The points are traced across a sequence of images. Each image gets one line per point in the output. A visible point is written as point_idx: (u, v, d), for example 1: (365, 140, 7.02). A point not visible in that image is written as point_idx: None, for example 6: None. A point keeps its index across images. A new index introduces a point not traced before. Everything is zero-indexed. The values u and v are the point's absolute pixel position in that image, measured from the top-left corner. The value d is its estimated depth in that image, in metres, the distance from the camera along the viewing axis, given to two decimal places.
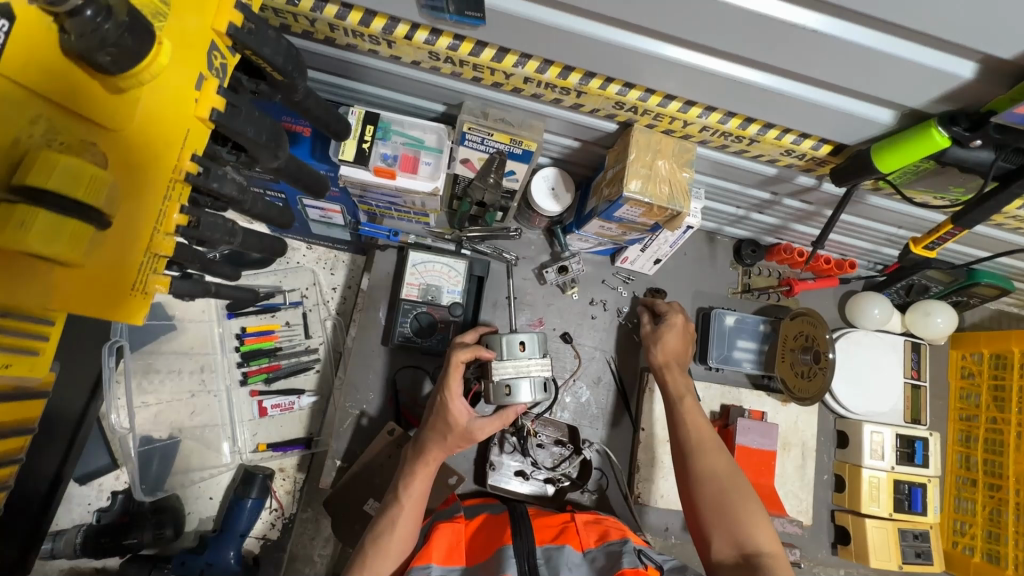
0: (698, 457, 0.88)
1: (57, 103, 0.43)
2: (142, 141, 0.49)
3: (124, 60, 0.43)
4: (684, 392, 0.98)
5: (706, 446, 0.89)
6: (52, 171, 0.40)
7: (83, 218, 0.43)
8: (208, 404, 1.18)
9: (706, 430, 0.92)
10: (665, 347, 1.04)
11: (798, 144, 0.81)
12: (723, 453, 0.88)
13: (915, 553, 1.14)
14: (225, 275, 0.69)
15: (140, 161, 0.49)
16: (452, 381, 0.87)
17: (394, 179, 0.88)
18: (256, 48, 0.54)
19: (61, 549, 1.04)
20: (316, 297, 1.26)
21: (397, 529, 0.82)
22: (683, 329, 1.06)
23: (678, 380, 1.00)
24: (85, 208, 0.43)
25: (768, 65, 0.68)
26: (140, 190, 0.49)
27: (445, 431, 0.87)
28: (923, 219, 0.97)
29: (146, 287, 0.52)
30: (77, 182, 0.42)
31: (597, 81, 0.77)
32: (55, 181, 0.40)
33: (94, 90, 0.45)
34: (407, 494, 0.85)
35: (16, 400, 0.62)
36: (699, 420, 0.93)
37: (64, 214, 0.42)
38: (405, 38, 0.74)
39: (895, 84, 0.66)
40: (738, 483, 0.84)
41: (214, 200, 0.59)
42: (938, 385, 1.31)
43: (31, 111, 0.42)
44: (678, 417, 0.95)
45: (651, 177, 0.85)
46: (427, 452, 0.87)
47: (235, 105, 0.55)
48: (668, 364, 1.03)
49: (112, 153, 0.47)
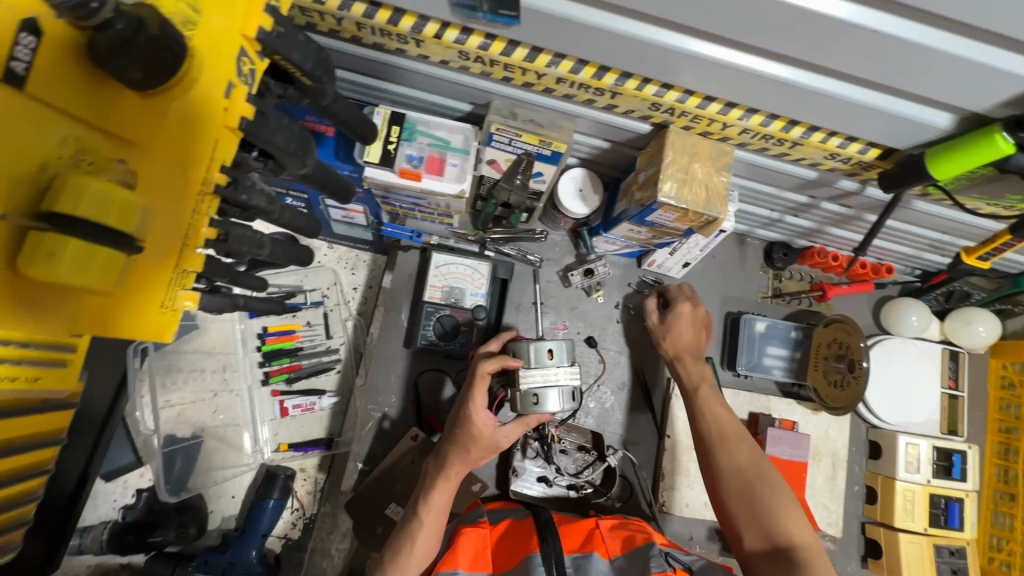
0: (723, 455, 0.87)
1: (89, 122, 0.42)
2: (171, 157, 0.47)
3: (154, 75, 0.42)
4: (701, 385, 0.96)
5: (729, 441, 0.89)
6: (83, 195, 0.38)
7: (116, 245, 0.41)
8: (231, 403, 1.18)
9: (729, 423, 0.90)
10: (677, 338, 1.02)
11: (844, 148, 0.77)
12: (748, 445, 0.88)
13: (950, 570, 1.10)
14: (254, 286, 0.67)
15: (168, 178, 0.47)
16: (476, 395, 0.86)
17: (419, 181, 0.86)
18: (285, 53, 0.52)
19: (89, 545, 1.04)
20: (337, 297, 1.25)
21: (416, 547, 0.82)
22: (693, 317, 1.02)
23: (695, 371, 0.98)
24: (117, 234, 0.41)
25: (818, 66, 0.65)
26: (170, 208, 0.48)
27: (470, 443, 0.86)
28: (971, 225, 0.92)
29: (176, 306, 0.51)
30: (108, 206, 0.40)
31: (634, 82, 0.74)
32: (86, 206, 0.38)
33: (121, 107, 0.44)
34: (427, 508, 0.84)
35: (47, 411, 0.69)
36: (719, 414, 0.92)
37: (96, 242, 0.40)
38: (435, 37, 0.71)
39: (957, 87, 0.61)
40: (765, 474, 0.84)
41: (242, 210, 0.57)
42: (976, 396, 1.26)
43: (59, 132, 0.40)
44: (697, 412, 0.93)
45: (687, 182, 0.81)
46: (449, 465, 0.86)
47: (264, 112, 0.53)
48: (680, 355, 1.01)
49: (141, 172, 0.45)
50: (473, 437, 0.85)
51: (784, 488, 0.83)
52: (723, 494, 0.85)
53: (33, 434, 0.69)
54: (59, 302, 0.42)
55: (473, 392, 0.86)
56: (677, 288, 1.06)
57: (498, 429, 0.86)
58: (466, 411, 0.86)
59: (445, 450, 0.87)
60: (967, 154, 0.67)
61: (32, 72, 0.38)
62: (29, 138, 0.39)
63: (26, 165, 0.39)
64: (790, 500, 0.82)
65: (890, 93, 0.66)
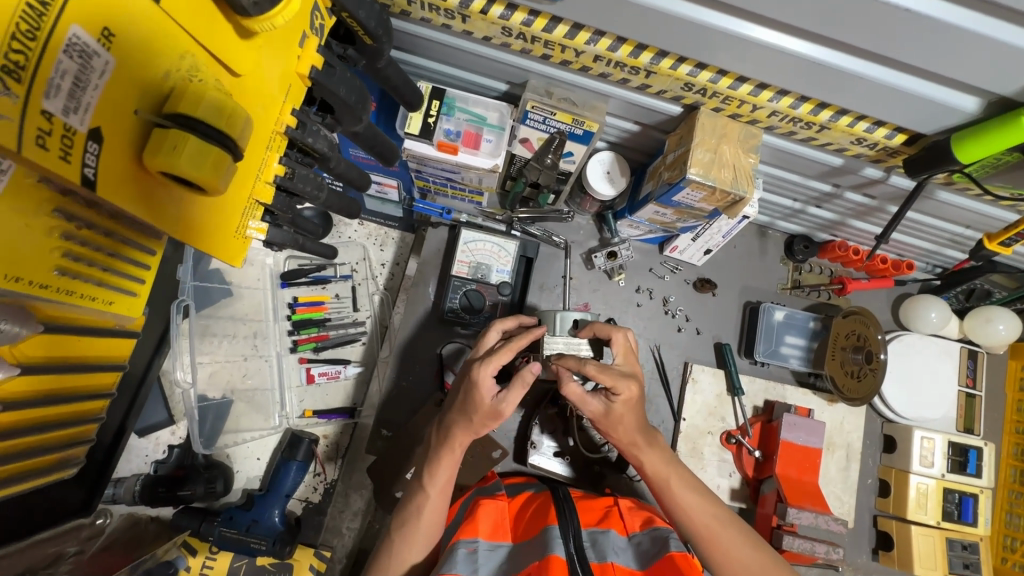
0: (713, 552, 0.79)
1: (203, 45, 0.45)
2: (261, 89, 0.52)
3: (263, 2, 0.45)
4: (665, 471, 0.83)
5: (714, 532, 0.79)
6: (200, 103, 0.43)
7: (223, 148, 0.46)
8: (260, 368, 1.22)
9: (708, 508, 0.81)
10: (624, 424, 0.81)
11: (871, 133, 0.80)
12: (734, 528, 0.80)
13: (962, 564, 1.11)
14: (310, 232, 0.74)
15: (257, 107, 0.52)
16: (495, 361, 0.79)
17: (456, 154, 0.89)
18: (353, 10, 0.56)
19: (121, 496, 1.10)
20: (365, 272, 1.29)
21: (427, 502, 0.82)
22: (637, 398, 0.80)
23: (653, 457, 0.83)
24: (226, 140, 0.46)
25: (850, 47, 0.67)
26: (257, 136, 0.53)
27: (476, 413, 0.81)
28: (995, 218, 0.93)
29: (244, 231, 0.56)
30: (220, 113, 0.44)
31: (669, 61, 0.77)
32: (204, 111, 0.43)
33: (229, 33, 0.47)
34: (431, 481, 0.83)
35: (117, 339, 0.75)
36: (693, 500, 0.81)
37: (211, 143, 0.44)
38: (481, 12, 0.75)
39: (988, 70, 0.63)
40: (760, 562, 0.78)
41: (303, 154, 0.62)
42: (994, 396, 1.26)
43: (180, 50, 0.44)
44: (669, 502, 0.82)
45: (715, 161, 0.84)
46: (455, 437, 0.83)
47: (331, 64, 0.58)
48: (635, 443, 0.83)
49: (239, 97, 0.50)
50: (477, 406, 0.80)
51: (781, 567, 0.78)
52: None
53: (105, 355, 0.75)
54: (167, 199, 0.47)
55: (491, 360, 0.79)
56: (621, 343, 0.84)
57: (502, 397, 0.80)
58: (479, 377, 0.79)
59: (455, 417, 0.84)
60: (990, 140, 0.70)
61: None
62: (159, 49, 0.43)
63: (153, 74, 0.43)
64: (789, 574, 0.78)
65: (919, 76, 0.69)
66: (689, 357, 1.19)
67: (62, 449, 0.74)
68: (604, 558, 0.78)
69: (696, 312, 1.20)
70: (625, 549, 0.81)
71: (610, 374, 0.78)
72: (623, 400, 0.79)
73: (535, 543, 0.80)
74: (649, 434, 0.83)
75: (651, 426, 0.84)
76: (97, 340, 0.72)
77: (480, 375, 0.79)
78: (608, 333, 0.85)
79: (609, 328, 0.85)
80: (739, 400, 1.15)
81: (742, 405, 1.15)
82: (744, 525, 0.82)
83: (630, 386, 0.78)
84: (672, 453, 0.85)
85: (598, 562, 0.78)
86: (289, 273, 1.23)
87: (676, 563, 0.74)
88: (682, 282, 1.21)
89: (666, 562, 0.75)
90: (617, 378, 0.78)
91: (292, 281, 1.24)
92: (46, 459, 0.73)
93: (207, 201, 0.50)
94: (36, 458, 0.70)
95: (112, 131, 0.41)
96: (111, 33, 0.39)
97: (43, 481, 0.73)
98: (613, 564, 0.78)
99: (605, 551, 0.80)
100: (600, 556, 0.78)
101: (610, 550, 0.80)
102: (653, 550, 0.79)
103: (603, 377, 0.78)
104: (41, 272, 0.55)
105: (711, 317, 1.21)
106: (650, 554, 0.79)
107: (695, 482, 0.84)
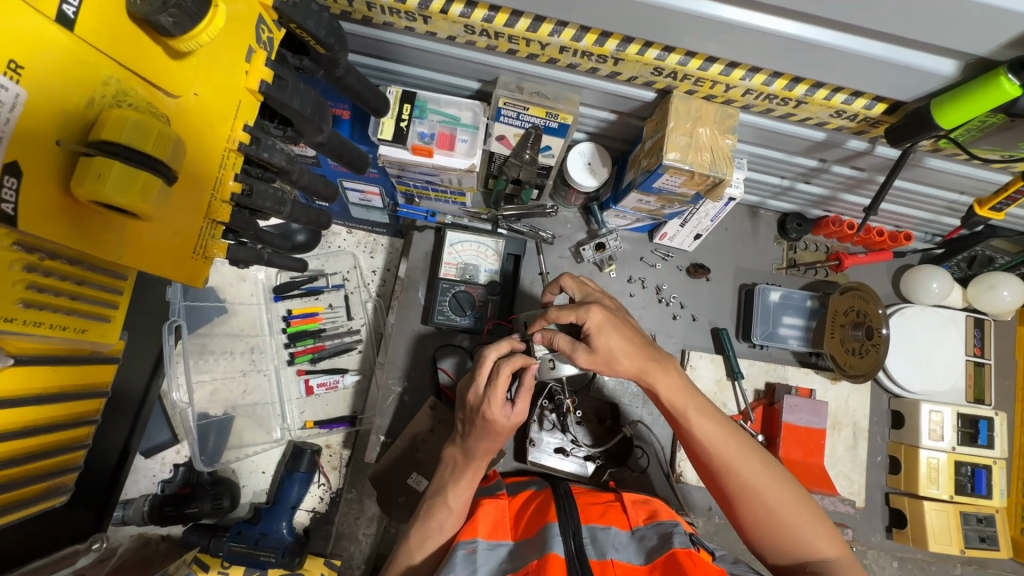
0: (730, 479, 0.76)
1: (125, 67, 0.46)
2: (202, 111, 0.53)
3: (185, 21, 0.46)
4: (683, 401, 0.79)
5: (735, 462, 0.76)
6: (123, 126, 0.43)
7: (153, 171, 0.46)
8: (259, 382, 1.22)
9: (729, 439, 0.77)
10: (619, 352, 0.79)
11: (849, 104, 0.78)
12: (756, 458, 0.76)
13: (978, 537, 1.09)
14: (276, 245, 0.72)
15: (197, 130, 0.53)
16: (498, 390, 0.79)
17: (431, 157, 0.89)
18: (300, 20, 0.57)
19: (132, 516, 1.12)
20: (357, 280, 1.29)
21: (451, 516, 0.82)
22: (608, 319, 0.80)
23: (669, 385, 0.80)
24: (154, 161, 0.46)
25: (816, 18, 0.65)
26: (201, 155, 0.54)
27: (501, 434, 0.82)
28: (988, 181, 0.91)
29: (206, 253, 0.58)
30: (146, 135, 0.44)
31: (635, 47, 0.76)
32: (127, 135, 0.43)
33: (158, 56, 0.48)
34: (453, 498, 0.83)
35: (92, 365, 0.76)
36: (714, 429, 0.77)
37: (138, 167, 0.44)
38: (441, 12, 0.74)
39: (958, 32, 0.61)
40: (779, 491, 0.74)
41: (263, 169, 0.64)
42: (1005, 364, 1.23)
43: (101, 74, 0.44)
44: (687, 433, 0.79)
45: (692, 145, 0.83)
46: (481, 454, 0.84)
47: (282, 77, 0.59)
48: (646, 369, 0.80)
49: (174, 119, 0.51)
50: (499, 431, 0.81)
51: (802, 499, 0.75)
52: (736, 512, 0.77)
53: (85, 384, 0.76)
54: (104, 227, 0.47)
55: (495, 393, 0.79)
56: (572, 283, 0.89)
57: (516, 410, 0.81)
58: (494, 413, 0.79)
59: (472, 444, 0.83)
60: (963, 106, 0.68)
61: (81, 15, 0.42)
62: (76, 78, 0.43)
63: (76, 103, 0.43)
64: (810, 508, 0.75)
65: (890, 42, 0.67)
66: (686, 344, 1.17)
67: (48, 478, 0.75)
68: (603, 556, 0.75)
69: (690, 298, 1.19)
70: (627, 545, 0.78)
71: (569, 308, 0.80)
72: (597, 327, 0.79)
73: (534, 542, 0.77)
74: (661, 358, 0.81)
75: (660, 351, 0.82)
76: (72, 369, 0.73)
77: (494, 412, 0.79)
78: (558, 281, 0.90)
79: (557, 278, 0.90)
80: (739, 384, 1.13)
81: (743, 390, 1.13)
82: (766, 454, 0.78)
83: (592, 310, 0.79)
84: (690, 383, 0.81)
85: (597, 560, 0.74)
86: (281, 288, 1.23)
87: (679, 561, 0.70)
88: (674, 269, 1.20)
89: (668, 558, 0.72)
90: (577, 309, 0.80)
91: (284, 294, 1.24)
92: (32, 489, 0.73)
93: (151, 226, 0.51)
94: (22, 489, 0.71)
95: (30, 163, 0.41)
96: (18, 66, 0.39)
97: (32, 510, 0.74)
98: (613, 562, 0.74)
99: (605, 548, 0.77)
100: (600, 553, 0.75)
101: (609, 546, 0.77)
102: (654, 544, 0.76)
103: (563, 313, 0.80)
104: (6, 306, 0.50)
105: (706, 302, 1.19)
106: (653, 549, 0.75)
107: (716, 414, 0.80)
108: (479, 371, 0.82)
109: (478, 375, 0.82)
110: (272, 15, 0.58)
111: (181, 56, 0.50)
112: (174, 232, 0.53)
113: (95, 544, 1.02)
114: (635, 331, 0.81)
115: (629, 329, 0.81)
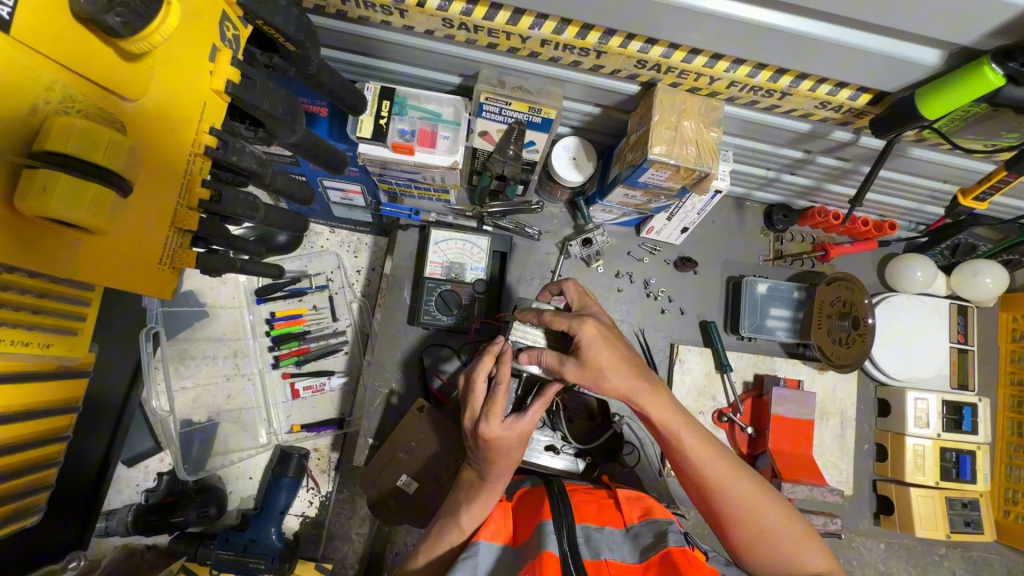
0: (719, 498, 0.76)
1: (72, 71, 0.43)
2: (160, 115, 0.51)
3: (134, 21, 0.43)
4: (673, 420, 0.79)
5: (726, 482, 0.76)
6: (70, 136, 0.41)
7: (106, 183, 0.44)
8: (244, 387, 1.20)
9: (718, 458, 0.77)
10: (609, 368, 0.78)
11: (834, 96, 0.77)
12: (747, 478, 0.76)
13: (963, 521, 1.11)
14: (251, 251, 0.70)
15: (158, 135, 0.51)
16: (496, 408, 0.78)
17: (412, 154, 0.86)
18: (268, 17, 0.55)
19: (115, 527, 1.10)
20: (341, 280, 1.25)
21: (462, 536, 0.80)
22: (601, 334, 0.79)
23: (659, 406, 0.79)
24: (106, 172, 0.43)
25: (801, 8, 0.64)
26: (163, 165, 0.52)
27: (513, 448, 0.79)
28: (971, 170, 0.91)
29: (174, 262, 0.56)
30: (96, 146, 0.42)
31: (618, 40, 0.74)
32: (74, 146, 0.41)
33: (113, 59, 0.46)
34: (465, 520, 0.80)
35: (61, 379, 0.73)
36: (704, 449, 0.77)
37: (88, 179, 0.42)
38: (418, 6, 0.72)
39: (939, 21, 0.61)
40: (770, 511, 0.74)
41: (232, 172, 0.62)
42: (987, 349, 1.24)
43: (44, 78, 0.42)
44: (679, 453, 0.78)
45: (676, 139, 0.82)
46: (496, 473, 0.82)
47: (249, 77, 0.57)
48: (637, 390, 0.79)
49: (130, 125, 0.49)
50: (507, 447, 0.79)
51: (794, 517, 0.75)
52: (727, 531, 0.76)
53: (55, 400, 0.74)
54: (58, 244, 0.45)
55: (492, 411, 0.78)
56: (574, 290, 0.88)
57: (524, 420, 0.79)
58: (495, 433, 0.77)
59: (487, 465, 0.82)
60: (942, 99, 0.68)
61: (20, 17, 0.39)
62: (16, 83, 0.40)
63: (18, 110, 0.41)
64: (801, 526, 0.75)
65: (873, 32, 0.66)
66: (675, 338, 1.17)
67: (17, 499, 0.73)
68: (598, 556, 0.73)
69: (678, 292, 1.18)
70: (621, 543, 0.76)
71: (565, 317, 0.80)
72: (587, 343, 0.78)
73: (529, 544, 0.73)
74: (652, 379, 0.80)
75: (651, 372, 0.81)
76: (41, 384, 0.70)
77: (496, 431, 0.77)
78: (559, 284, 0.89)
79: (560, 281, 0.89)
80: (728, 377, 1.13)
81: (732, 382, 1.14)
82: (756, 474, 0.78)
83: (585, 323, 0.79)
84: (680, 405, 0.81)
85: (591, 560, 0.72)
86: (264, 288, 1.19)
87: (674, 560, 0.68)
88: (662, 263, 1.19)
89: (663, 557, 0.70)
90: (571, 319, 0.80)
91: (267, 296, 1.19)
92: (2, 511, 0.72)
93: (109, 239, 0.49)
94: None
95: None
96: None
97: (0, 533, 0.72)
98: (607, 561, 0.72)
99: (599, 548, 0.74)
100: (593, 553, 0.73)
101: (603, 545, 0.75)
102: (649, 542, 0.74)
103: (557, 321, 0.81)
104: None
105: (694, 296, 1.18)
106: (648, 547, 0.73)
107: (707, 434, 0.80)
108: (473, 395, 0.81)
109: (472, 398, 0.81)
110: (237, 11, 0.56)
111: (136, 58, 0.48)
112: (133, 242, 0.51)
113: (72, 563, 0.97)
114: (630, 350, 0.81)
115: (622, 346, 0.81)
